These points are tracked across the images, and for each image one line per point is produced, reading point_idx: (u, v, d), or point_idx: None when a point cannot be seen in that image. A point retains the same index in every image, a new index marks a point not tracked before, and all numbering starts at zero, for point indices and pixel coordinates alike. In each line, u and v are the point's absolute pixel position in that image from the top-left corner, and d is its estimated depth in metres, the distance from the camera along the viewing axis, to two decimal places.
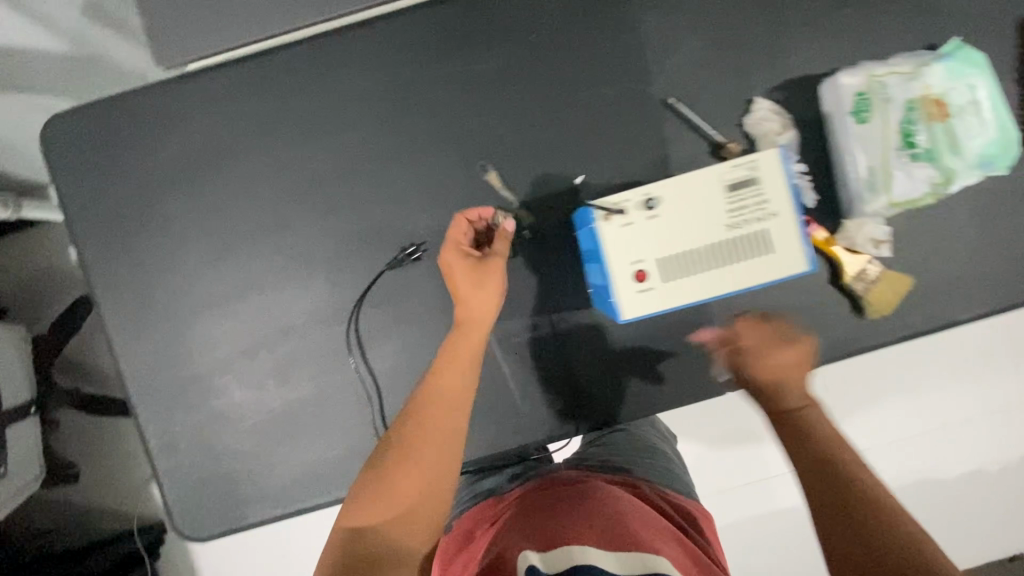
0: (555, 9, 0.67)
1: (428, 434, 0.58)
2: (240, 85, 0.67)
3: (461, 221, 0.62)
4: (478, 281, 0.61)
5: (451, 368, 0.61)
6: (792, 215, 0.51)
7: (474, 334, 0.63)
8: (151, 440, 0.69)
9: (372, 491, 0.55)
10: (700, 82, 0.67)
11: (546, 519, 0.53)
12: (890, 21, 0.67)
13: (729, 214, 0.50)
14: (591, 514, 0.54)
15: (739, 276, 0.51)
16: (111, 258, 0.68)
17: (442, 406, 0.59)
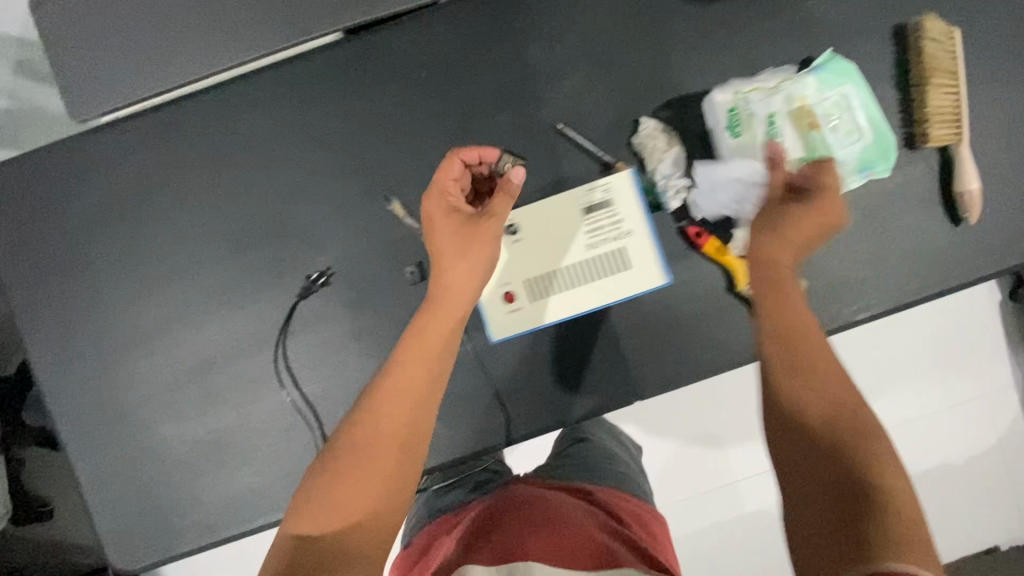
0: (445, 43, 0.70)
1: (385, 437, 0.55)
2: (150, 134, 0.70)
3: (451, 164, 0.61)
4: (465, 237, 0.62)
5: (410, 367, 0.57)
6: (634, 232, 0.68)
7: (449, 315, 0.60)
8: (83, 475, 0.72)
9: (323, 496, 0.53)
10: (587, 106, 0.70)
11: (502, 533, 0.59)
12: (767, 36, 0.69)
13: (585, 237, 0.68)
14: (542, 520, 0.60)
15: (592, 284, 0.69)
16: (37, 304, 0.72)
17: (400, 408, 0.56)
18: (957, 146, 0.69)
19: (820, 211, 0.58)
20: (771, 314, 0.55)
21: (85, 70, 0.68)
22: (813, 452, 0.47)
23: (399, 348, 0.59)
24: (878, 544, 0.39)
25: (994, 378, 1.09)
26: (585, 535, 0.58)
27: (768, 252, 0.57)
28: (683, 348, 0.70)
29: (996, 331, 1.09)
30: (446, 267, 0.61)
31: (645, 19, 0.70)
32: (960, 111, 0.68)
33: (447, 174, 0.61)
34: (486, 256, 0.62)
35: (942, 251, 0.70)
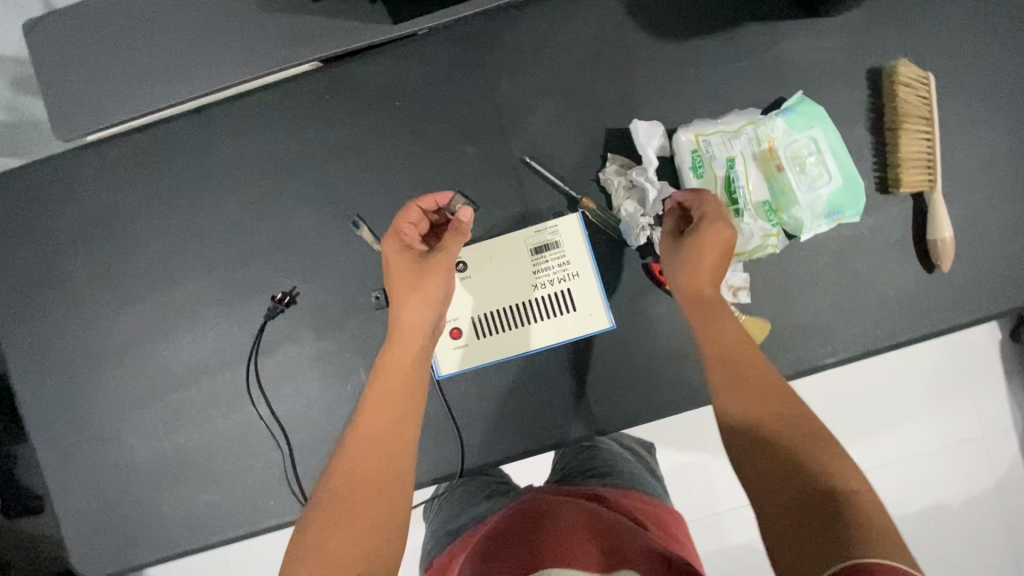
0: (418, 74, 0.71)
1: (373, 472, 0.53)
2: (133, 154, 0.73)
3: (410, 209, 0.63)
4: (418, 274, 0.60)
5: (386, 399, 0.57)
6: (585, 274, 0.69)
7: (410, 348, 0.59)
8: (52, 482, 0.74)
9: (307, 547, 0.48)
10: (555, 140, 0.71)
11: (529, 539, 0.49)
12: (737, 76, 0.69)
13: (534, 277, 0.69)
14: (526, 544, 0.49)
15: (540, 326, 0.69)
16: (19, 313, 0.74)
17: (381, 444, 0.54)
18: (932, 191, 0.68)
19: (711, 233, 0.58)
20: (710, 340, 0.56)
21: (71, 92, 0.71)
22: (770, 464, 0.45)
23: (368, 388, 0.58)
24: (857, 541, 0.38)
25: (993, 416, 1.02)
26: (618, 541, 0.48)
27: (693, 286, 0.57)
28: (644, 384, 0.70)
29: (997, 367, 1.02)
30: (401, 307, 0.60)
31: (616, 57, 0.70)
32: (934, 156, 0.67)
33: (405, 216, 0.62)
34: (435, 290, 0.60)
35: (913, 298, 0.69)
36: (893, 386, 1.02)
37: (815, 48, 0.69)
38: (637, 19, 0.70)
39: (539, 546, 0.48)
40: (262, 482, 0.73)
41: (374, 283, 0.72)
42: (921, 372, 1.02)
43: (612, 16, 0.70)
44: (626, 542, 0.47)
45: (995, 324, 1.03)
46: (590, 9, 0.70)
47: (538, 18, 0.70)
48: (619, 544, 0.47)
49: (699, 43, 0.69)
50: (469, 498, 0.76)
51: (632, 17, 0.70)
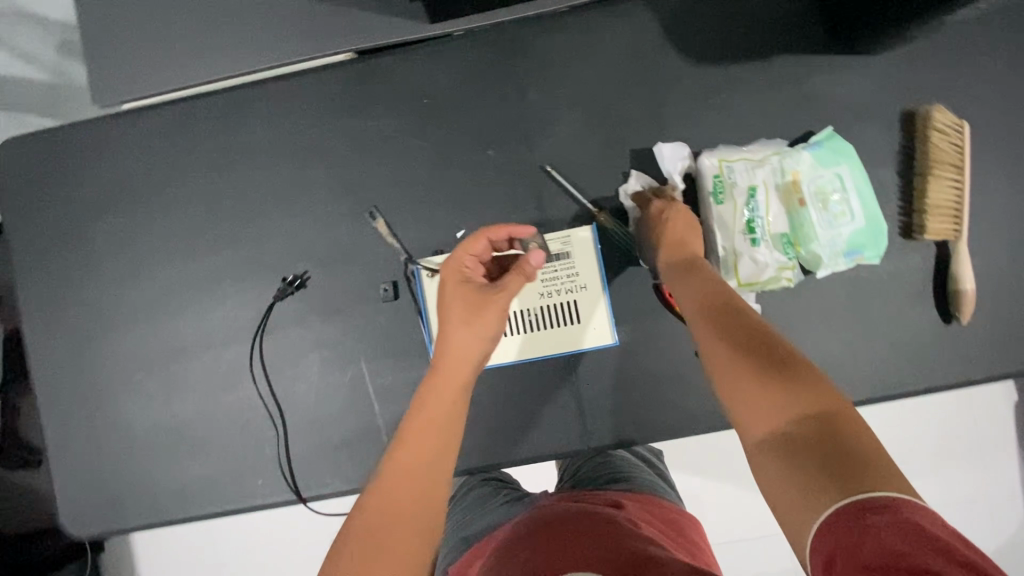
0: (450, 74, 0.72)
1: (406, 497, 0.52)
2: (165, 126, 0.75)
3: (477, 240, 0.63)
4: (475, 309, 0.62)
5: (428, 431, 0.57)
6: (593, 287, 0.69)
7: (456, 378, 0.61)
8: (50, 437, 0.75)
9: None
10: (578, 152, 0.71)
11: (547, 546, 0.49)
12: (767, 106, 0.69)
13: (542, 285, 0.69)
14: (538, 551, 0.49)
15: (543, 335, 0.70)
16: (39, 268, 0.76)
17: (416, 474, 0.54)
18: (956, 243, 0.66)
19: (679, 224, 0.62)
20: (697, 291, 0.53)
21: (112, 61, 0.73)
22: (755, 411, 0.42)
23: (406, 419, 0.57)
24: (857, 472, 0.36)
25: (1000, 477, 0.99)
26: (623, 543, 0.47)
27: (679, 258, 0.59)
28: (644, 405, 0.69)
29: (1011, 428, 0.99)
30: (452, 336, 0.62)
31: (647, 76, 0.70)
32: (962, 206, 0.66)
33: (469, 247, 0.63)
34: (488, 329, 0.62)
35: (928, 347, 0.68)
36: (900, 439, 0.99)
37: (850, 86, 0.68)
38: (672, 40, 0.70)
39: (551, 553, 0.48)
40: (252, 461, 0.73)
41: (384, 276, 0.73)
42: (929, 427, 0.99)
43: (647, 34, 0.70)
44: (632, 544, 0.47)
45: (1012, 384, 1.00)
46: (625, 26, 0.70)
47: (573, 30, 0.71)
48: (625, 546, 0.47)
49: (732, 70, 0.69)
50: (486, 504, 0.74)
51: (667, 37, 0.70)
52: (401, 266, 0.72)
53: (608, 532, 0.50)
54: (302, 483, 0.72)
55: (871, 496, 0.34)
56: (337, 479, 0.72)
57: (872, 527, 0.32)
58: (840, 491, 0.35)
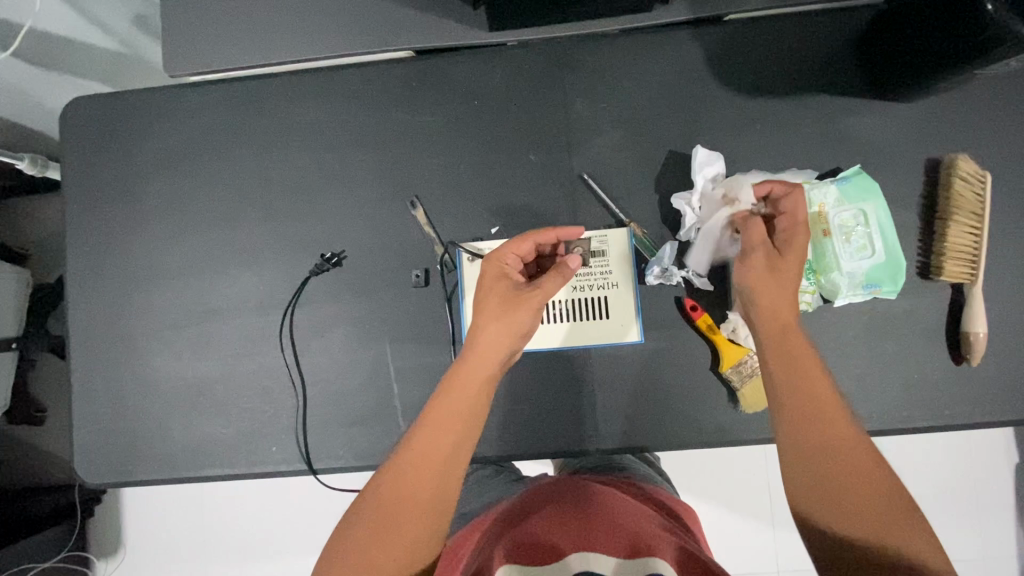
0: (501, 81, 0.76)
1: (422, 481, 0.56)
2: (225, 100, 0.79)
3: (522, 240, 0.67)
4: (510, 305, 0.64)
5: (449, 421, 0.59)
6: (625, 286, 0.71)
7: (480, 373, 0.61)
8: (75, 383, 0.77)
9: (355, 555, 0.53)
10: (616, 165, 0.74)
11: (552, 530, 0.55)
12: (801, 139, 0.72)
13: (575, 280, 0.72)
14: (517, 534, 0.55)
15: (571, 329, 0.72)
16: (86, 221, 0.79)
17: (433, 458, 0.57)
18: (971, 285, 0.69)
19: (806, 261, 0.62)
20: (800, 359, 0.56)
21: (183, 34, 0.77)
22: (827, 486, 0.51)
23: (432, 403, 0.59)
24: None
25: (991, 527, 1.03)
26: (629, 529, 0.55)
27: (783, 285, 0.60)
28: (657, 412, 0.71)
29: (1000, 470, 1.03)
30: (482, 331, 0.63)
31: (688, 99, 0.74)
32: (980, 251, 0.68)
33: (514, 246, 0.66)
34: (521, 325, 0.63)
35: (938, 385, 0.70)
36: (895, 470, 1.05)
37: (880, 129, 0.72)
38: (714, 69, 0.74)
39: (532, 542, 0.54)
40: (267, 427, 0.75)
41: (418, 262, 0.76)
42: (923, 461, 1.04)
43: (691, 61, 0.74)
44: (636, 530, 0.55)
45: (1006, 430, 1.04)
46: (672, 52, 0.74)
47: (621, 51, 0.75)
48: (632, 532, 0.54)
49: (770, 104, 0.73)
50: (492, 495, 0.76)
51: (710, 67, 0.74)
52: (435, 255, 0.75)
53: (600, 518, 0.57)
54: (314, 452, 0.74)
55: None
56: (351, 454, 0.73)
57: None
58: None
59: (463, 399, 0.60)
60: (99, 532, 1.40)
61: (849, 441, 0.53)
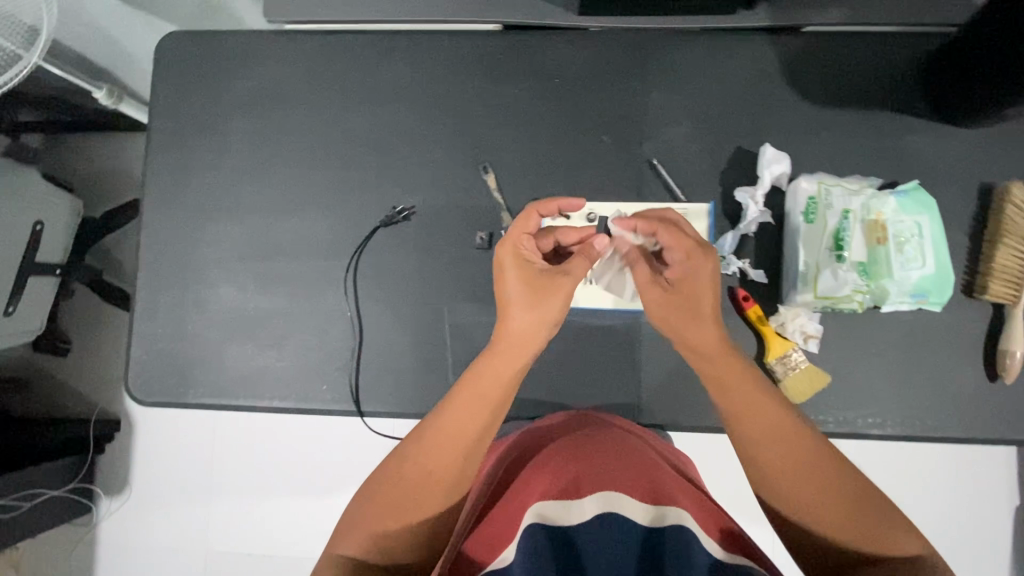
0: (583, 63, 0.80)
1: (442, 455, 0.61)
2: (315, 51, 0.82)
3: (529, 216, 0.68)
4: (542, 294, 0.66)
5: (468, 410, 0.62)
6: None
7: (514, 356, 0.65)
8: (138, 302, 0.80)
9: (378, 526, 0.59)
10: (685, 154, 0.77)
11: (571, 471, 0.64)
12: (862, 150, 0.76)
13: None
14: (542, 473, 0.64)
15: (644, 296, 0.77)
16: (167, 151, 0.82)
17: (453, 444, 0.61)
18: (1012, 307, 0.71)
19: (700, 281, 0.65)
20: (743, 381, 0.62)
21: None
22: (790, 491, 0.57)
23: (453, 392, 0.62)
24: (876, 537, 0.54)
25: (991, 542, 1.07)
26: (651, 478, 0.64)
27: (699, 316, 0.64)
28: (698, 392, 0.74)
29: (1005, 489, 1.07)
30: (513, 321, 0.66)
31: (760, 100, 0.77)
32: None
33: (525, 225, 0.67)
34: (551, 312, 0.66)
35: (970, 398, 0.73)
36: (901, 479, 1.08)
37: (939, 150, 0.75)
38: (787, 75, 0.77)
39: (556, 481, 0.63)
40: (320, 366, 0.78)
41: (484, 225, 0.79)
42: (930, 476, 1.08)
43: (767, 67, 0.78)
44: (656, 478, 0.64)
45: (1016, 451, 1.07)
46: (749, 54, 0.78)
47: (700, 49, 0.79)
48: (653, 481, 0.63)
49: (836, 114, 0.76)
50: None
51: (784, 74, 0.77)
52: (501, 220, 0.78)
53: (591, 460, 0.65)
54: (364, 394, 0.77)
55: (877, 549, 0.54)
56: (400, 400, 0.76)
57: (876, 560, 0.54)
58: (858, 541, 0.55)
59: (478, 394, 0.63)
60: (109, 469, 1.42)
61: (797, 448, 0.58)
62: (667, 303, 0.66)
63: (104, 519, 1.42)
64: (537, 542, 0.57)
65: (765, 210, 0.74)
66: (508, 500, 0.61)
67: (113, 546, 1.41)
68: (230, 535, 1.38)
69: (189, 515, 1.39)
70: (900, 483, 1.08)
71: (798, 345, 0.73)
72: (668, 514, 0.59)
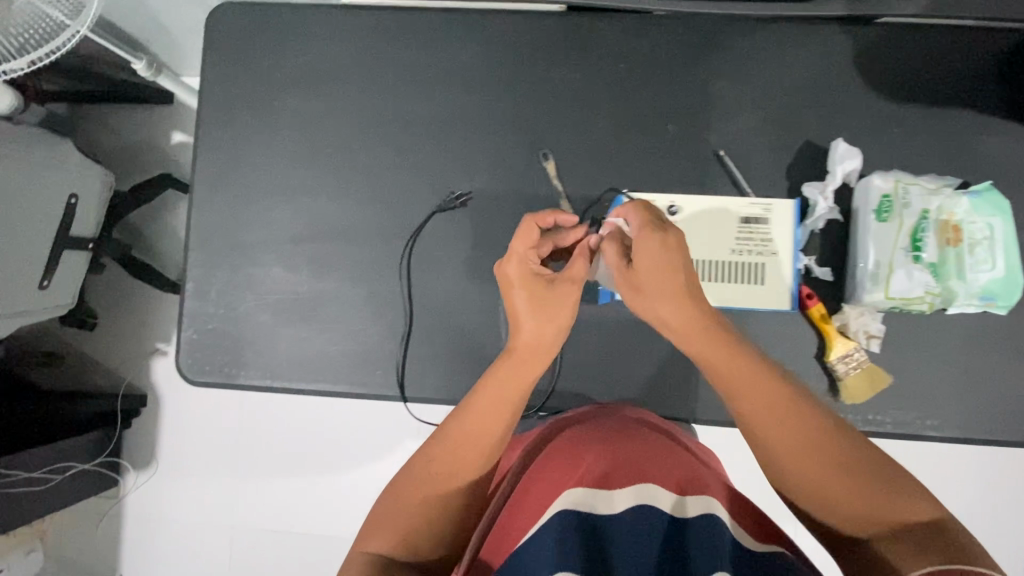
0: (650, 49, 0.77)
1: (459, 460, 0.61)
2: (372, 27, 0.79)
3: (531, 228, 0.64)
4: (549, 301, 0.63)
5: (484, 416, 0.62)
6: (788, 257, 0.72)
7: (529, 365, 0.63)
8: (188, 281, 0.79)
9: (401, 526, 0.59)
10: (752, 147, 0.75)
11: (593, 458, 0.62)
12: (935, 148, 0.74)
13: (738, 243, 0.72)
14: (563, 460, 0.62)
15: (727, 294, 0.72)
16: (217, 127, 0.80)
17: (478, 445, 0.61)
18: None
19: (668, 258, 0.61)
20: (736, 369, 0.60)
21: None
22: (789, 471, 0.58)
23: (471, 398, 0.62)
24: (886, 516, 0.54)
25: None
26: (682, 468, 0.63)
27: (671, 299, 0.61)
28: None
29: None
30: (523, 332, 0.63)
31: (831, 93, 0.75)
32: None
33: (525, 238, 0.63)
34: (562, 319, 0.64)
35: None
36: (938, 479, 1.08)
37: (1013, 150, 0.73)
38: (860, 68, 0.75)
39: (580, 469, 0.61)
40: (374, 351, 0.77)
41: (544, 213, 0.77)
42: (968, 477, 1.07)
43: (840, 59, 0.75)
44: (687, 469, 0.63)
45: None
46: (822, 45, 0.76)
47: (772, 39, 0.76)
48: (683, 473, 0.62)
49: (910, 110, 0.74)
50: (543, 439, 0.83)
51: (858, 67, 0.75)
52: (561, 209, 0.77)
53: (607, 447, 0.63)
54: (418, 380, 0.76)
55: (891, 527, 0.53)
56: (455, 387, 0.76)
57: (886, 538, 0.53)
58: (870, 521, 0.54)
59: (498, 395, 0.63)
60: (136, 443, 1.43)
61: (788, 430, 0.58)
62: (636, 288, 0.63)
63: (132, 493, 1.43)
64: (563, 533, 0.54)
65: (833, 207, 0.73)
66: (531, 489, 0.59)
67: (139, 519, 1.42)
68: (256, 512, 1.39)
69: (215, 491, 1.40)
70: (937, 482, 1.08)
71: (860, 344, 0.72)
72: (693, 504, 0.58)
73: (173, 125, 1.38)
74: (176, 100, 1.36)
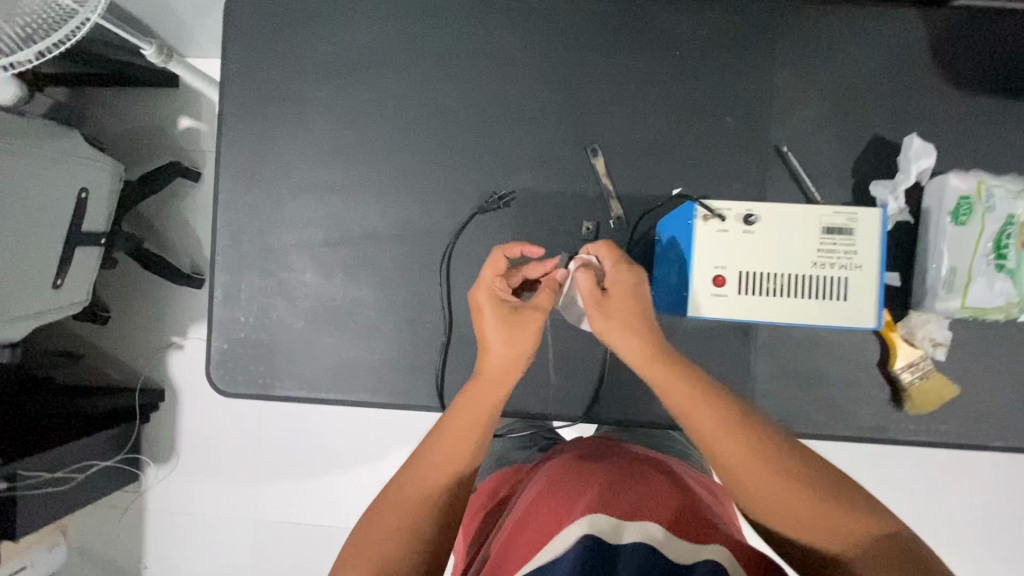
0: (706, 34, 0.72)
1: (427, 485, 0.56)
2: (405, 11, 0.73)
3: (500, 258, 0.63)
4: (514, 326, 0.61)
5: (451, 441, 0.57)
6: (873, 272, 0.65)
7: (494, 391, 0.60)
8: (216, 286, 0.75)
9: (375, 555, 0.52)
10: (815, 143, 0.71)
11: (585, 489, 0.54)
12: (1012, 143, 0.69)
13: (820, 256, 0.65)
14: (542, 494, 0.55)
15: (806, 311, 0.66)
16: (240, 121, 0.75)
17: (444, 465, 0.56)
18: None
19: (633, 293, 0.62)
20: (683, 379, 0.58)
21: None
22: (753, 488, 0.53)
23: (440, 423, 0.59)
24: (860, 530, 0.49)
25: None
26: (689, 506, 0.54)
27: (632, 327, 0.60)
28: (815, 400, 0.71)
29: None
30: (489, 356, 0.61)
31: (903, 83, 0.70)
32: None
33: (493, 266, 0.63)
34: (528, 343, 0.61)
35: None
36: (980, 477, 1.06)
37: None
38: (934, 56, 0.70)
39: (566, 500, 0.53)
40: (414, 360, 0.74)
41: (592, 215, 0.73)
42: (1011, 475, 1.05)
43: (913, 44, 0.70)
44: (693, 506, 0.54)
45: None
46: (894, 30, 0.70)
47: (839, 22, 0.70)
48: (692, 511, 0.53)
49: (987, 101, 0.69)
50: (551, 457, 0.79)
51: (931, 54, 0.70)
52: (610, 209, 0.73)
53: (596, 479, 0.56)
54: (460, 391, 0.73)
55: (865, 543, 0.49)
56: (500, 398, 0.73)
57: (861, 554, 0.48)
58: (842, 539, 0.49)
59: (464, 420, 0.58)
60: (155, 438, 1.41)
61: (736, 442, 0.54)
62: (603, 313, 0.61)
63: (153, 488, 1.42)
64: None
65: (902, 208, 0.69)
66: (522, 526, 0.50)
67: (161, 514, 1.42)
68: (279, 507, 1.38)
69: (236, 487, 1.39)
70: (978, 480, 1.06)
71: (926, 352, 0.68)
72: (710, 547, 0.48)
73: (181, 110, 1.31)
74: (180, 83, 1.30)
